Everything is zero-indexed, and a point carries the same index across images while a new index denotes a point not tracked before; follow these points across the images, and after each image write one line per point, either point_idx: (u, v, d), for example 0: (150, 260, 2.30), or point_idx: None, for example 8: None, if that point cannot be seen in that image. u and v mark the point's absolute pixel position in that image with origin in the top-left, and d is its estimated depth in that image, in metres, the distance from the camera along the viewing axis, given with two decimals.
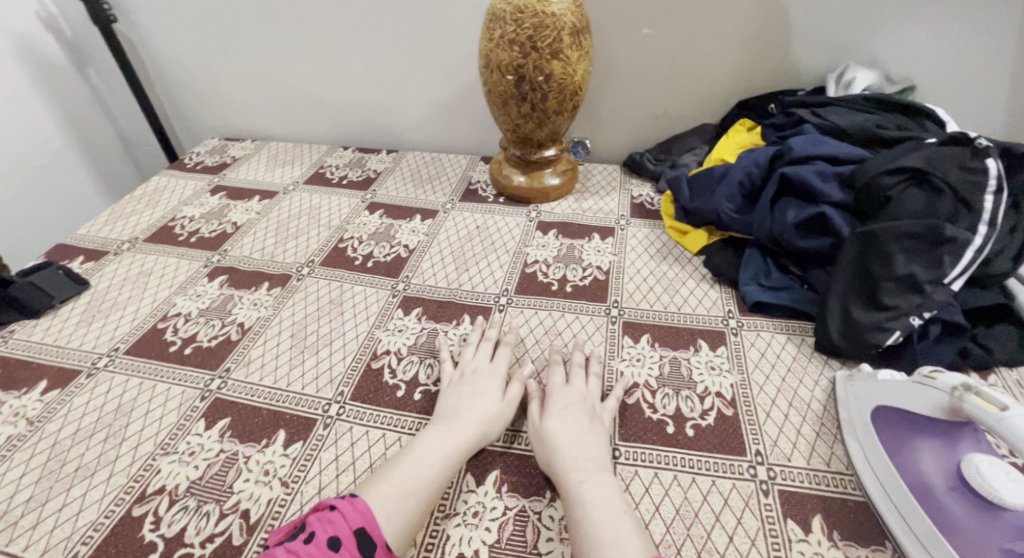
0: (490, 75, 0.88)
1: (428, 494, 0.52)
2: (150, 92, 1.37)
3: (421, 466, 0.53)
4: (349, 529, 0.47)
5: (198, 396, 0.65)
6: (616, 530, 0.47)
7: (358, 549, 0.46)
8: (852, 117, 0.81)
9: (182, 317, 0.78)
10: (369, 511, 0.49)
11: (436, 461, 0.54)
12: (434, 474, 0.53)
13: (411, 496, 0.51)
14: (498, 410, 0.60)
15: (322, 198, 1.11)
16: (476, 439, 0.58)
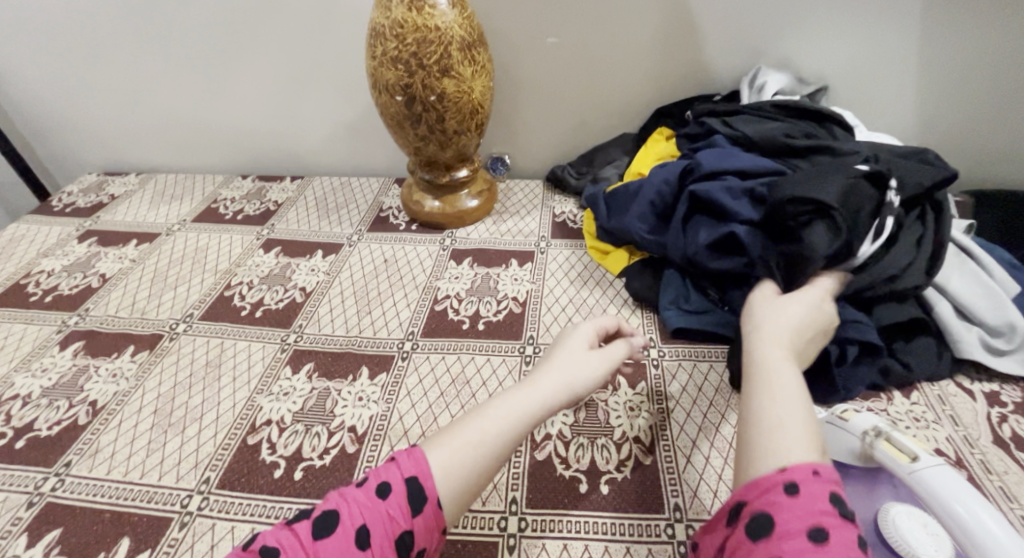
0: (379, 96, 0.80)
1: (497, 451, 0.47)
2: (9, 126, 1.21)
3: (501, 414, 0.48)
4: (400, 477, 0.43)
5: (25, 502, 0.54)
6: (780, 416, 0.42)
7: (405, 501, 0.42)
8: (760, 126, 0.78)
9: (19, 400, 0.65)
10: (427, 463, 0.44)
11: (517, 410, 0.49)
12: (515, 423, 0.48)
13: (471, 450, 0.46)
14: (592, 369, 0.54)
15: (211, 237, 0.99)
16: (561, 395, 0.51)
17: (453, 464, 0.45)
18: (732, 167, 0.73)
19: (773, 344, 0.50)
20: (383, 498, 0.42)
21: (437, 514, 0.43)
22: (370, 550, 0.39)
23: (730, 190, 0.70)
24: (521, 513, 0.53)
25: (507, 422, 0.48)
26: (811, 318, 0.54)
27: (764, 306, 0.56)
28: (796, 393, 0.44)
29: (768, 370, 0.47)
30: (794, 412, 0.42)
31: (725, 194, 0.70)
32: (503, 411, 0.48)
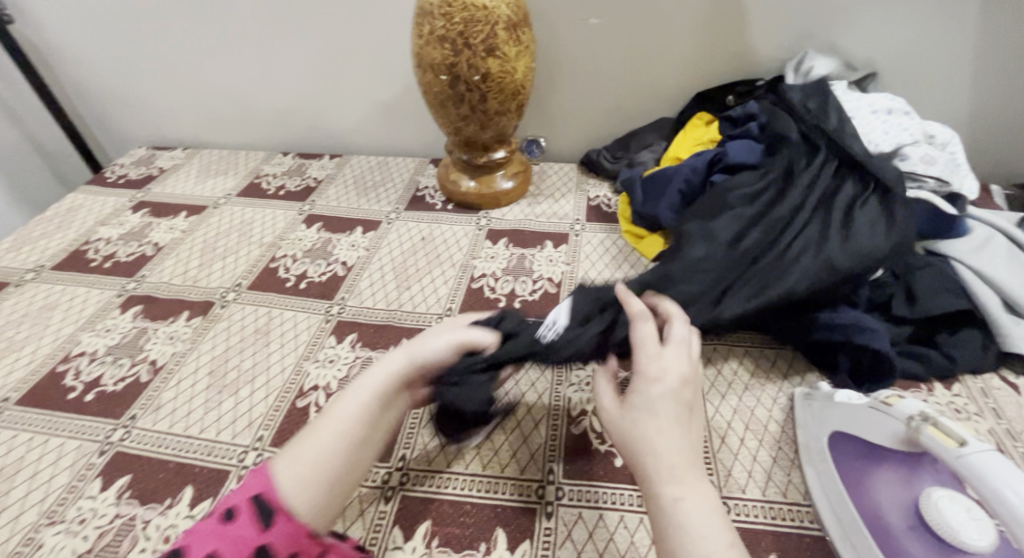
0: (423, 75, 0.82)
1: (348, 452, 0.44)
2: (66, 100, 1.26)
3: (337, 417, 0.45)
4: (243, 499, 0.40)
5: (96, 450, 0.58)
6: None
7: (254, 519, 0.39)
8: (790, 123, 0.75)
9: (86, 357, 0.69)
10: (271, 478, 0.41)
11: (354, 405, 0.46)
12: (360, 419, 0.46)
13: (314, 458, 0.43)
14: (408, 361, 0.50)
15: (256, 212, 1.02)
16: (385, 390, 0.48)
17: (299, 462, 0.42)
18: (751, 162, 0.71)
19: (663, 456, 0.39)
20: (230, 522, 0.39)
21: (294, 523, 0.40)
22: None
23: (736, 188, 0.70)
24: (558, 483, 0.55)
25: (349, 418, 0.46)
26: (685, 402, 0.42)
27: (619, 418, 0.42)
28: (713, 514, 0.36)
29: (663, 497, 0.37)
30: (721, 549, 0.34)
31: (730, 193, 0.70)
32: (345, 413, 0.46)
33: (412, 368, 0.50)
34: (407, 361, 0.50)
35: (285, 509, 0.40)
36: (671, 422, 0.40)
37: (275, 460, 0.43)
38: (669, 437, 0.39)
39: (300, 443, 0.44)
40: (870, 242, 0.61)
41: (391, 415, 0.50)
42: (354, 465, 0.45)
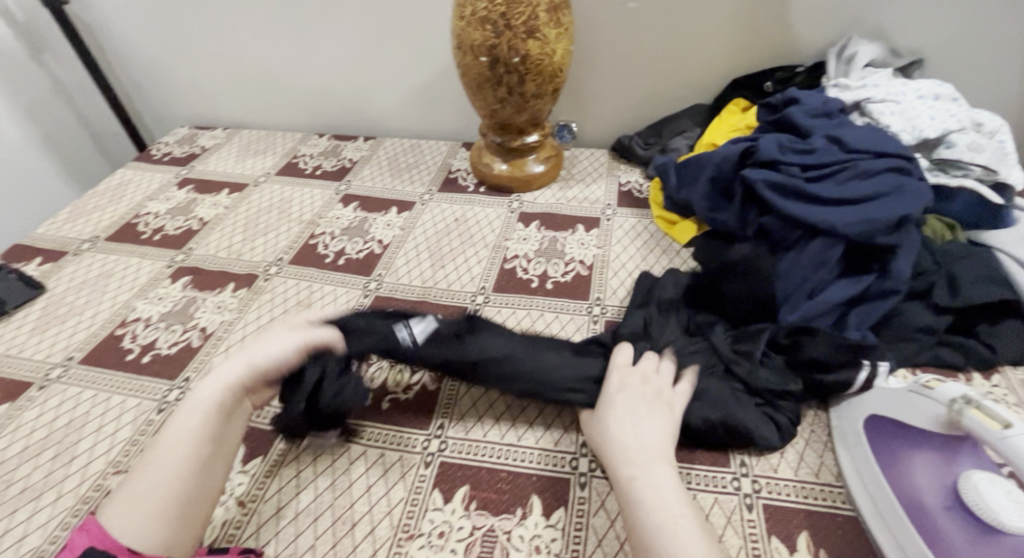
0: (463, 57, 0.83)
1: (188, 474, 0.47)
2: (115, 80, 1.31)
3: (173, 444, 0.48)
4: (75, 556, 0.42)
5: (154, 408, 0.61)
6: (670, 520, 0.42)
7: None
8: (822, 121, 0.71)
9: (141, 322, 0.73)
10: (102, 528, 0.43)
11: (195, 427, 0.49)
12: (196, 440, 0.48)
13: (150, 491, 0.45)
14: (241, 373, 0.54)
15: (295, 190, 1.05)
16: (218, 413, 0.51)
17: (137, 503, 0.44)
18: (797, 159, 0.68)
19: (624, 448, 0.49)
20: None
21: (141, 556, 0.42)
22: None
23: (778, 188, 0.66)
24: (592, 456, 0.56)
25: (190, 441, 0.48)
26: (665, 407, 0.53)
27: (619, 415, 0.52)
28: (672, 487, 0.45)
29: (634, 474, 0.46)
30: (675, 513, 0.43)
31: (772, 191, 0.66)
32: (185, 435, 0.48)
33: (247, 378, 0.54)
34: (244, 369, 0.54)
35: (125, 548, 0.42)
36: (648, 419, 0.51)
37: (107, 511, 0.45)
38: (648, 431, 0.50)
39: (133, 483, 0.46)
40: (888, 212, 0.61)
41: (237, 428, 0.53)
42: (203, 487, 0.47)
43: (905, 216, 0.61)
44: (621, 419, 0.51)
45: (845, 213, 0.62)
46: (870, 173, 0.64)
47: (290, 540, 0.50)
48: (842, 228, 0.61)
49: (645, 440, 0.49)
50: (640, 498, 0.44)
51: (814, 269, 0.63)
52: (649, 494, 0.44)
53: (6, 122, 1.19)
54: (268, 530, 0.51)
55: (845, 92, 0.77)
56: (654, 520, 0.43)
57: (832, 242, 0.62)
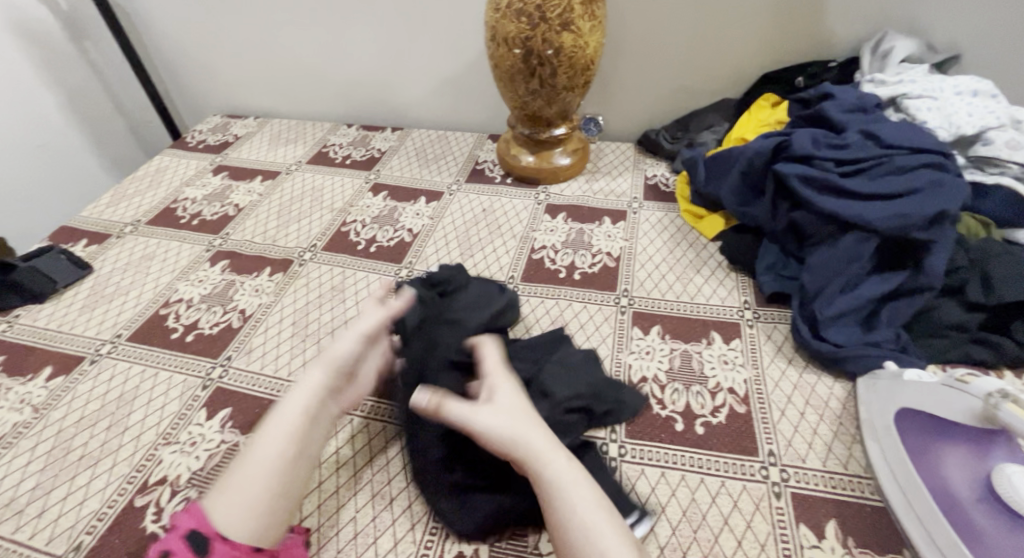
0: (496, 48, 0.84)
1: (281, 471, 0.48)
2: (152, 70, 1.35)
3: (270, 440, 0.49)
4: (179, 540, 0.44)
5: (199, 384, 0.65)
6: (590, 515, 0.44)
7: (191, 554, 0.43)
8: (857, 115, 0.71)
9: (184, 303, 0.77)
10: (204, 515, 0.45)
11: (288, 425, 0.51)
12: (289, 438, 0.50)
13: (246, 484, 0.46)
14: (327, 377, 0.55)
15: (326, 178, 1.06)
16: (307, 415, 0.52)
17: (236, 496, 0.46)
18: (830, 153, 0.68)
19: (539, 444, 0.48)
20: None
21: (236, 546, 0.43)
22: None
23: (810, 181, 0.67)
24: (621, 441, 0.58)
25: (282, 439, 0.49)
26: (522, 405, 0.52)
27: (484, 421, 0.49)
28: (583, 481, 0.46)
29: (557, 476, 0.46)
30: (598, 513, 0.44)
31: (804, 185, 0.67)
32: (279, 432, 0.50)
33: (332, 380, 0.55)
34: (331, 372, 0.55)
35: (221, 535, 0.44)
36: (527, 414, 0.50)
37: (209, 497, 0.47)
38: (538, 431, 0.49)
39: (230, 477, 0.47)
40: (922, 207, 0.61)
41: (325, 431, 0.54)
42: (295, 485, 0.48)
43: (942, 213, 0.61)
44: (505, 413, 0.50)
45: (880, 208, 0.62)
46: (905, 169, 0.64)
47: (334, 512, 0.53)
48: (875, 223, 0.62)
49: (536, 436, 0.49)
50: (564, 502, 0.45)
51: (845, 264, 0.64)
52: (573, 499, 0.45)
53: (50, 109, 1.23)
54: (312, 503, 0.54)
55: (881, 87, 0.77)
56: (579, 524, 0.44)
57: (865, 236, 0.63)
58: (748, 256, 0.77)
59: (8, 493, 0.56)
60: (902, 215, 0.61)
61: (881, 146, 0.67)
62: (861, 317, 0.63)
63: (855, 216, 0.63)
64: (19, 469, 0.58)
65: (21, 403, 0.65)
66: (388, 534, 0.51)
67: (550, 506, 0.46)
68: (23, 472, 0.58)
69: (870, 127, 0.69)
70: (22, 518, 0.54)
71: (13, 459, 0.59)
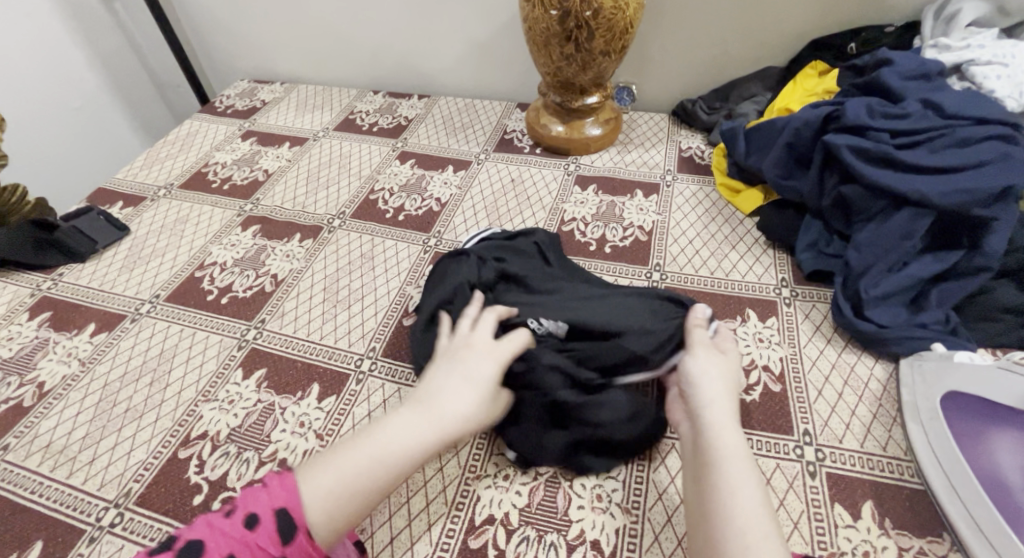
0: (532, 10, 0.81)
1: (388, 487, 0.45)
2: (179, 30, 1.33)
3: (395, 444, 0.46)
4: (271, 511, 0.41)
5: (235, 345, 0.66)
6: (739, 494, 0.41)
7: (276, 533, 0.40)
8: (918, 86, 0.68)
9: (217, 266, 0.78)
10: (296, 492, 0.43)
11: (414, 441, 0.46)
12: (404, 454, 0.45)
13: (352, 485, 0.43)
14: (482, 403, 0.50)
15: (353, 145, 1.05)
16: (440, 435, 0.47)
17: (328, 488, 0.43)
18: (886, 124, 0.65)
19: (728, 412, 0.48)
20: (251, 529, 0.40)
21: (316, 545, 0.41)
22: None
23: (862, 153, 0.64)
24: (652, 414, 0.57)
25: (406, 448, 0.46)
26: (727, 372, 0.52)
27: (698, 378, 0.51)
28: (746, 462, 0.44)
29: (722, 444, 0.45)
30: (752, 494, 0.41)
31: (855, 157, 0.64)
32: (399, 449, 0.45)
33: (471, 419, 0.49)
34: (461, 423, 0.48)
35: (307, 526, 0.41)
36: (721, 382, 0.50)
37: (300, 470, 0.44)
38: (728, 400, 0.49)
39: (329, 469, 0.44)
40: (978, 181, 0.58)
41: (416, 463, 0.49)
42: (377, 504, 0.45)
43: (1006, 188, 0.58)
44: (711, 379, 0.50)
45: (938, 182, 0.60)
46: (968, 141, 0.61)
47: None
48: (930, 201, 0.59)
49: (714, 403, 0.48)
50: (722, 466, 0.43)
51: (896, 241, 0.61)
52: (733, 468, 0.43)
53: (83, 72, 1.24)
54: None
55: (944, 53, 0.72)
56: (733, 499, 0.41)
57: (920, 213, 0.60)
58: (788, 233, 0.74)
59: (59, 441, 0.58)
60: (965, 192, 0.58)
61: (943, 117, 0.64)
62: (907, 299, 0.61)
63: (914, 192, 0.60)
64: (69, 420, 0.60)
65: (68, 356, 0.67)
66: (420, 495, 0.52)
67: (709, 468, 0.44)
68: (74, 422, 0.60)
69: (934, 97, 0.65)
70: (74, 464, 0.56)
71: (63, 408, 0.61)
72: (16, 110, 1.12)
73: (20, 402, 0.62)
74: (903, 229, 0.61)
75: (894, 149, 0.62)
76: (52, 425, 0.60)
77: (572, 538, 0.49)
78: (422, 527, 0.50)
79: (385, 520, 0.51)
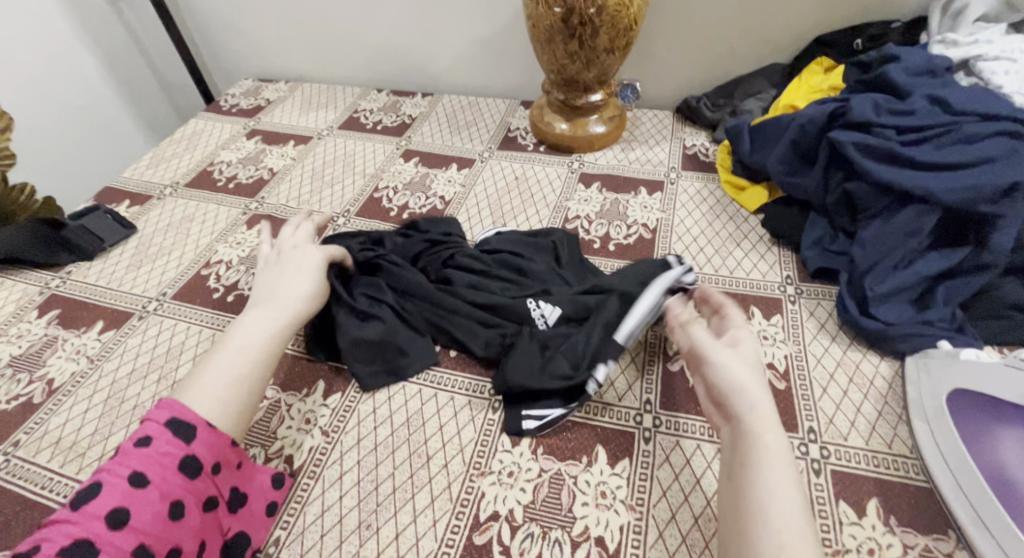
0: (536, 8, 0.81)
1: (265, 367, 0.51)
2: (184, 29, 1.34)
3: (256, 335, 0.52)
4: (161, 428, 0.43)
5: None
6: (779, 501, 0.39)
7: (174, 437, 0.43)
8: (924, 82, 0.67)
9: (223, 265, 0.78)
10: (183, 405, 0.45)
11: (268, 326, 0.53)
12: (267, 340, 0.52)
13: (230, 376, 0.48)
14: (319, 285, 0.60)
15: (357, 144, 1.05)
16: (296, 320, 0.55)
17: (212, 387, 0.47)
18: (891, 121, 0.64)
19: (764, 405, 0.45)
20: (148, 447, 0.42)
21: (221, 433, 0.46)
22: (151, 485, 0.41)
23: (868, 150, 0.64)
24: (656, 413, 0.57)
25: (264, 333, 0.52)
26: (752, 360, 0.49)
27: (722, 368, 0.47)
28: (786, 461, 0.41)
29: (760, 446, 0.42)
30: (793, 500, 0.39)
31: (861, 154, 0.64)
32: (256, 336, 0.52)
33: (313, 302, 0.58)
34: (303, 304, 0.57)
35: (207, 421, 0.45)
36: (750, 375, 0.47)
37: (180, 394, 0.47)
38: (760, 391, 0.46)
39: (204, 373, 0.48)
40: (984, 177, 0.58)
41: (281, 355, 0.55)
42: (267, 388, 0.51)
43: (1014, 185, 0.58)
44: (738, 370, 0.47)
45: (944, 179, 0.59)
46: (976, 137, 0.60)
47: (372, 468, 0.55)
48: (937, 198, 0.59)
49: (746, 398, 0.45)
50: (756, 471, 0.41)
51: (901, 239, 0.61)
52: (769, 472, 0.41)
53: (90, 71, 1.24)
54: (350, 459, 0.56)
55: (951, 48, 0.72)
56: (771, 508, 0.39)
57: (927, 210, 0.60)
58: (792, 230, 0.74)
59: (68, 437, 0.59)
60: (972, 188, 0.58)
61: (950, 113, 0.63)
62: (913, 296, 0.61)
63: (920, 188, 0.59)
64: (78, 416, 0.61)
65: (77, 353, 0.68)
66: (425, 491, 0.53)
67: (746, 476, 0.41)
68: (83, 418, 0.61)
69: (941, 93, 0.65)
70: (84, 460, 0.57)
71: (72, 404, 0.62)
72: (24, 109, 1.13)
73: (30, 399, 0.63)
74: (909, 226, 0.61)
75: (902, 147, 0.62)
76: (61, 421, 0.60)
77: (576, 535, 0.49)
78: (427, 523, 0.50)
79: (390, 517, 0.51)
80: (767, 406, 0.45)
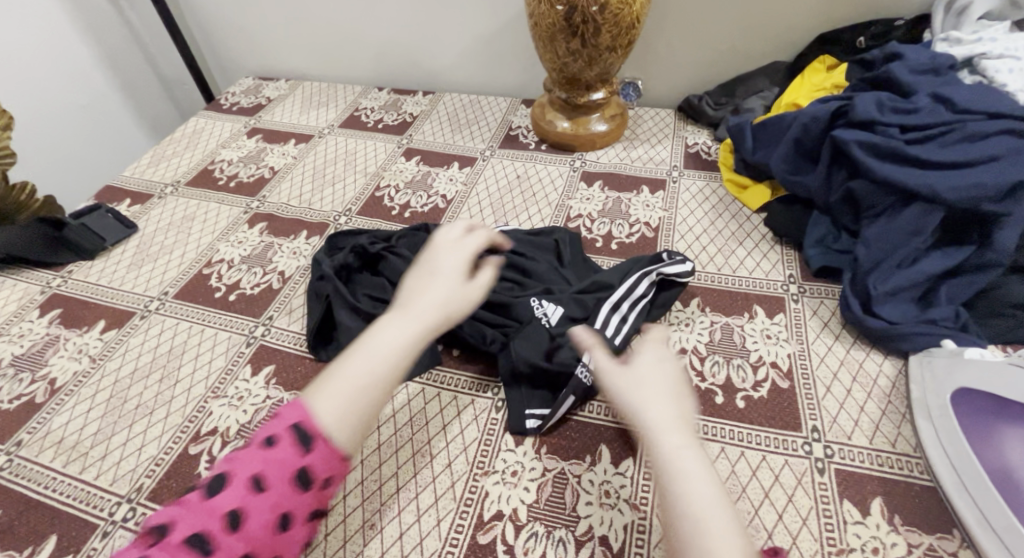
0: (538, 6, 0.80)
1: (390, 379, 0.46)
2: (184, 27, 1.33)
3: (387, 340, 0.47)
4: (284, 429, 0.42)
5: (244, 342, 0.67)
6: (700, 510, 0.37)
7: (294, 443, 0.41)
8: (928, 80, 0.67)
9: (225, 264, 0.78)
10: (309, 407, 0.43)
11: (401, 334, 0.48)
12: (399, 349, 0.47)
13: (351, 385, 0.44)
14: (458, 293, 0.54)
15: (358, 142, 1.05)
16: (435, 326, 0.50)
17: (338, 394, 0.43)
18: (895, 119, 0.64)
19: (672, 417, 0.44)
20: (270, 447, 0.41)
21: (333, 444, 0.42)
22: (266, 491, 0.40)
23: (872, 149, 0.63)
24: None
25: (402, 340, 0.47)
26: (660, 373, 0.48)
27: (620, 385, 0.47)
28: (702, 470, 0.40)
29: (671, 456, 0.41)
30: (712, 508, 0.38)
31: (865, 152, 0.64)
32: (388, 342, 0.47)
33: (449, 310, 0.52)
34: (439, 313, 0.51)
35: (323, 430, 0.42)
36: (661, 389, 0.46)
37: (308, 391, 0.44)
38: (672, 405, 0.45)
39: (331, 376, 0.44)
40: (988, 176, 0.58)
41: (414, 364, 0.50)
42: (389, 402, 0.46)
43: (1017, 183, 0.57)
44: (643, 385, 0.46)
45: (948, 178, 0.59)
46: (980, 135, 0.60)
47: (376, 467, 0.55)
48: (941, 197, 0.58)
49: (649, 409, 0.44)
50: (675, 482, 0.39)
51: (905, 237, 0.61)
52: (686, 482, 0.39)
53: (90, 69, 1.24)
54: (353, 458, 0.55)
55: (955, 47, 0.72)
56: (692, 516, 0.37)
57: (930, 209, 0.60)
58: (795, 229, 0.74)
59: (71, 436, 0.59)
60: (975, 187, 0.58)
61: (954, 111, 0.63)
62: (916, 295, 0.61)
63: (924, 187, 0.59)
64: (81, 416, 0.61)
65: (79, 352, 0.67)
66: (429, 491, 0.53)
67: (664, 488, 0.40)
68: (85, 417, 0.60)
69: (945, 91, 0.65)
70: (87, 459, 0.57)
71: (74, 404, 0.62)
72: (25, 108, 1.12)
73: (33, 398, 0.63)
74: (912, 225, 0.61)
75: (906, 146, 0.62)
76: (64, 421, 0.60)
77: (580, 534, 0.49)
78: (432, 522, 0.50)
79: (394, 517, 0.51)
80: (678, 420, 0.44)
